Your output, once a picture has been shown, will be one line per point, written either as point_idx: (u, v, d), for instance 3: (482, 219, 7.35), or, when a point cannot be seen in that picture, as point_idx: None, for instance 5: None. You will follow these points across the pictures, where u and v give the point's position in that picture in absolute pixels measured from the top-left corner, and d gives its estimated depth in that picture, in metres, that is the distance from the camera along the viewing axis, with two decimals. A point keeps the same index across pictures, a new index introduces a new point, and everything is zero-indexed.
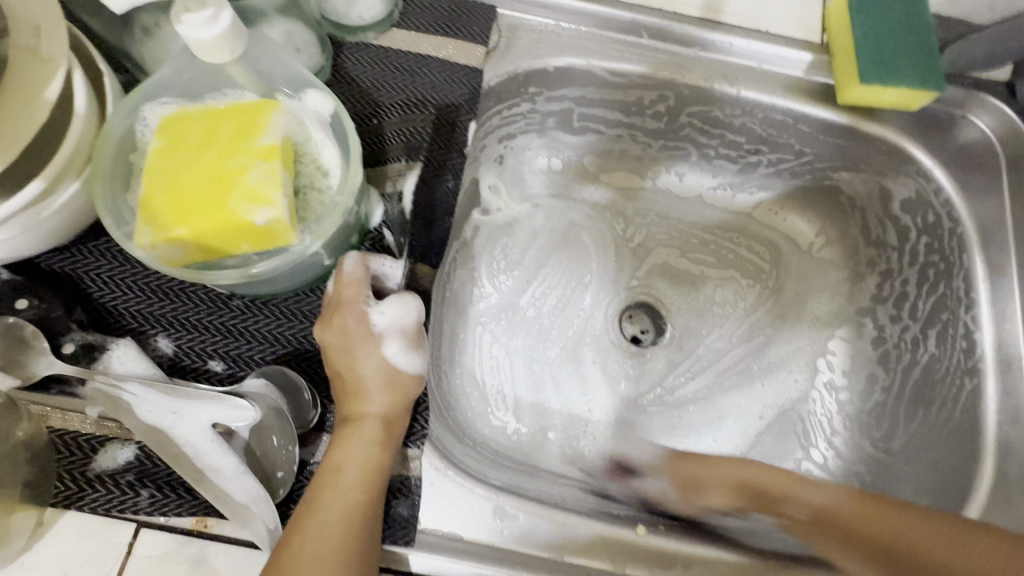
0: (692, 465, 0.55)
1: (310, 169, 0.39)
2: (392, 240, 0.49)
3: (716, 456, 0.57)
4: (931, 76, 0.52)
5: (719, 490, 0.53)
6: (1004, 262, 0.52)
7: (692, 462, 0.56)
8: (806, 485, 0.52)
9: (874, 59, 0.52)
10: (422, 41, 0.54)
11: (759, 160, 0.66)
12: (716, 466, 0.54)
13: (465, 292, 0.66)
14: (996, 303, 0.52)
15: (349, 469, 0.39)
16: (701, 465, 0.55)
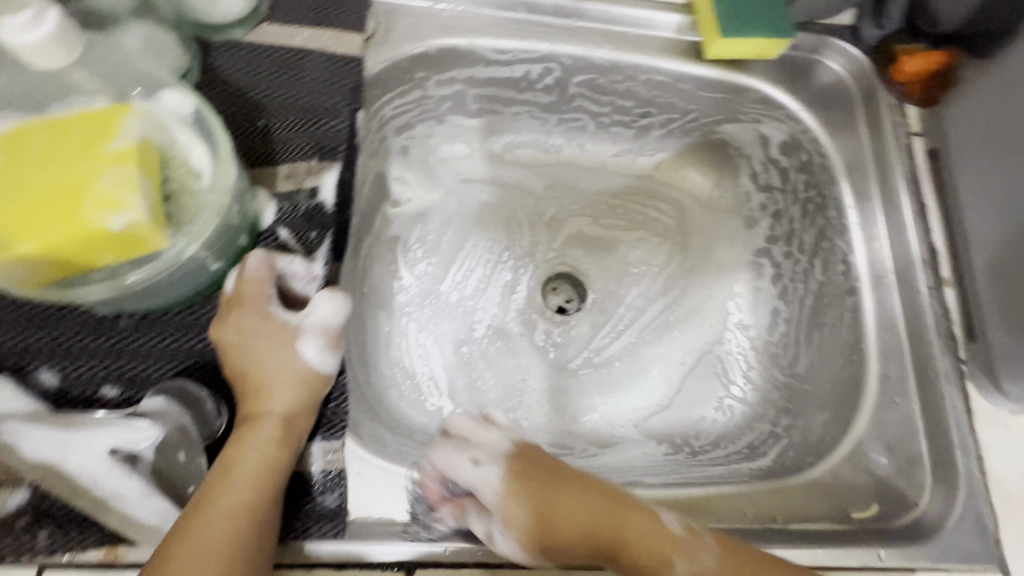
0: (543, 488, 0.42)
1: (179, 172, 0.38)
2: (291, 239, 0.46)
3: (535, 471, 0.43)
4: (783, 24, 0.56)
5: (561, 500, 0.41)
6: (867, 189, 0.58)
7: (528, 479, 0.42)
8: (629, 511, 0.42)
9: (730, 14, 0.56)
10: (296, 34, 0.53)
11: (650, 122, 0.69)
12: (579, 492, 0.42)
13: (386, 283, 0.66)
14: (865, 226, 0.57)
15: (243, 467, 0.37)
16: (546, 487, 0.42)
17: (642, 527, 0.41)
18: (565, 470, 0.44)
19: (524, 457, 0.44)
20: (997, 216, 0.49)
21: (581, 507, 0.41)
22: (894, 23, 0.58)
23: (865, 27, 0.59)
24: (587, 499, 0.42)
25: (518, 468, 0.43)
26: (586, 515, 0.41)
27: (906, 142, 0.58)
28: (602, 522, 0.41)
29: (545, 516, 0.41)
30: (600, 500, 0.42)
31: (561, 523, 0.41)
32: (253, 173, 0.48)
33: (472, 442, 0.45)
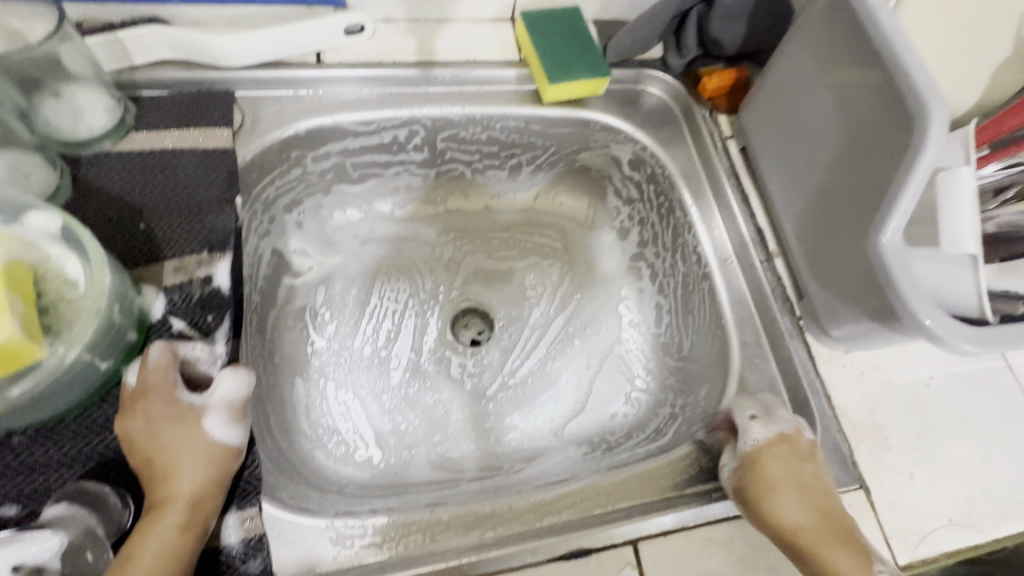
0: (791, 460, 0.50)
1: (56, 285, 0.41)
2: (186, 326, 0.49)
3: (800, 453, 0.51)
4: (598, 65, 0.66)
5: (787, 494, 0.48)
6: (700, 189, 0.68)
7: (789, 462, 0.50)
8: (803, 501, 0.48)
9: (553, 63, 0.65)
10: (165, 137, 0.57)
11: (518, 161, 0.77)
12: (807, 491, 0.49)
13: (300, 350, 0.69)
14: (705, 219, 0.67)
15: (142, 559, 0.38)
16: (787, 476, 0.49)
17: (839, 545, 0.46)
18: (814, 480, 0.49)
19: (803, 447, 0.51)
20: (792, 191, 0.59)
21: (812, 503, 0.48)
22: (692, 50, 0.69)
23: (670, 59, 0.71)
24: (817, 496, 0.48)
25: (798, 452, 0.50)
26: (811, 514, 0.47)
27: (722, 146, 0.69)
28: (833, 528, 0.47)
29: (771, 493, 0.48)
30: (821, 506, 0.48)
31: (783, 505, 0.48)
32: (138, 273, 0.50)
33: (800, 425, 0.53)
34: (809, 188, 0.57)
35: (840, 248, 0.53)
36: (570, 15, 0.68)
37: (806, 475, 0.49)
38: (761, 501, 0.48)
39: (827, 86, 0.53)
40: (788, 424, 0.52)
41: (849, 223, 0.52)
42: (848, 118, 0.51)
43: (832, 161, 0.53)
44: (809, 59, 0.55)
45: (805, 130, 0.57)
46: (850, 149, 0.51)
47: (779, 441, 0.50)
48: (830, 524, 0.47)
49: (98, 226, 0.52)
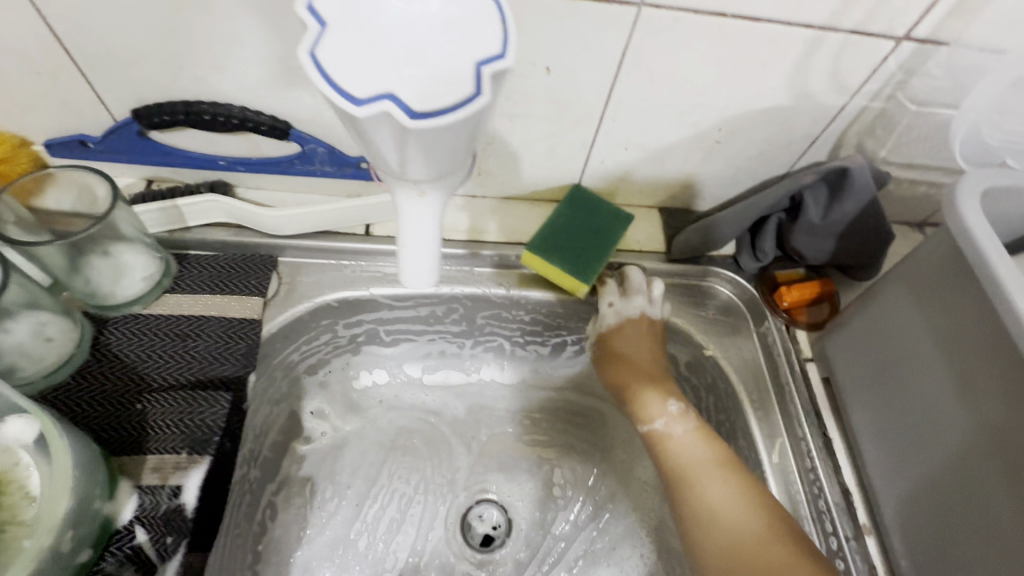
0: (632, 338, 0.62)
1: (15, 500, 0.37)
2: (147, 541, 0.43)
3: (642, 321, 0.62)
4: (581, 267, 0.60)
5: (626, 361, 0.62)
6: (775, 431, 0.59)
7: (636, 334, 0.62)
8: (635, 368, 0.61)
9: (546, 237, 0.61)
10: (196, 302, 0.55)
11: (562, 340, 0.69)
12: (645, 359, 0.62)
13: (292, 534, 0.61)
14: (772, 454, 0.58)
15: None
16: (636, 339, 0.63)
17: (658, 395, 0.60)
18: (643, 347, 0.63)
19: (645, 323, 0.63)
20: (885, 458, 0.53)
21: (646, 365, 0.62)
22: (770, 256, 0.62)
23: (745, 258, 0.64)
24: (647, 361, 0.62)
25: (645, 328, 0.62)
26: (639, 375, 0.61)
27: (801, 370, 0.60)
28: (656, 383, 0.60)
29: (618, 361, 0.62)
30: (651, 367, 0.62)
31: (621, 371, 0.62)
32: (119, 464, 0.45)
33: (650, 307, 0.62)
34: (913, 467, 0.51)
35: (953, 559, 0.47)
36: (620, 220, 0.61)
37: (639, 345, 0.62)
38: (607, 360, 0.64)
39: (950, 371, 0.48)
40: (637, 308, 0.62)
41: (971, 544, 0.45)
42: (977, 423, 0.45)
43: (954, 469, 0.47)
44: (933, 340, 0.49)
45: (909, 401, 0.51)
46: (976, 457, 0.45)
47: (631, 317, 0.62)
48: (648, 374, 0.61)
49: (98, 401, 0.48)
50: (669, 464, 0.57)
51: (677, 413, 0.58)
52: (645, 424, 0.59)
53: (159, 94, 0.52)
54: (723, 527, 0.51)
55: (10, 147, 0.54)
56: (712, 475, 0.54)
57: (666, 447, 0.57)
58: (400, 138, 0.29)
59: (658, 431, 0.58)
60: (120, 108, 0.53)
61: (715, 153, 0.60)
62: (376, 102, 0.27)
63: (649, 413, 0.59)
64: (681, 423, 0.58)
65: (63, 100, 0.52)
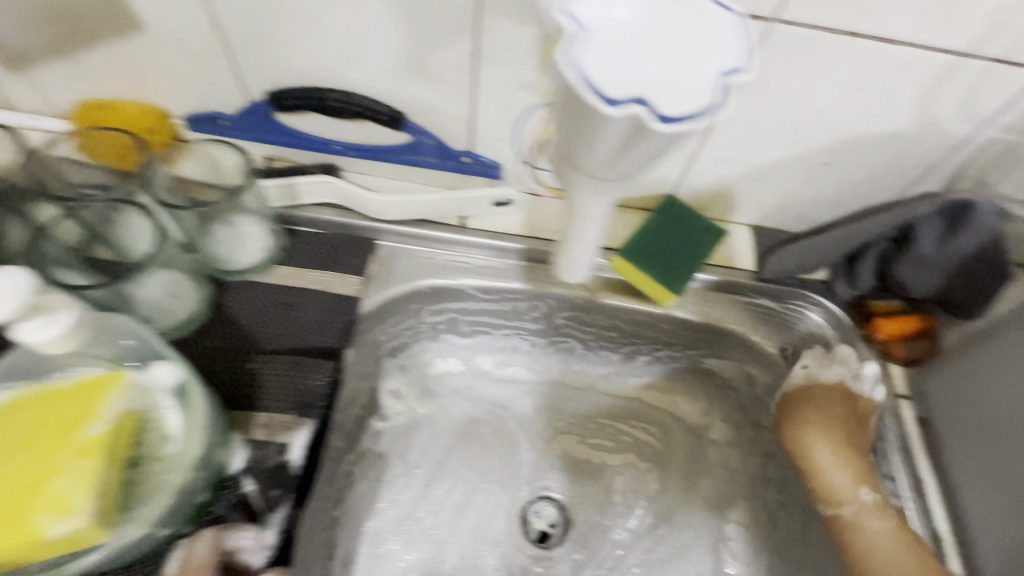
0: (826, 411, 0.58)
1: (154, 438, 0.40)
2: (255, 492, 0.46)
3: (837, 395, 0.59)
4: (671, 276, 0.59)
5: (817, 432, 0.58)
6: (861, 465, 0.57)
7: (824, 410, 0.58)
8: (827, 447, 0.57)
9: (637, 245, 0.61)
10: (303, 276, 0.59)
11: (636, 349, 0.70)
12: (833, 434, 0.57)
13: (364, 505, 0.63)
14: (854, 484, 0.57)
15: None
16: (823, 418, 0.58)
17: (851, 479, 0.55)
18: (845, 430, 0.57)
19: (847, 397, 0.59)
20: (985, 504, 0.52)
21: (835, 447, 0.56)
22: (868, 285, 0.60)
23: (837, 285, 0.62)
24: (844, 443, 0.57)
25: (837, 400, 0.59)
26: (833, 450, 0.56)
27: (893, 407, 0.59)
28: (853, 466, 0.55)
29: (801, 432, 0.58)
30: (847, 448, 0.56)
31: (810, 451, 0.57)
32: (231, 417, 0.49)
33: (854, 380, 0.59)
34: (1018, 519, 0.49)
35: None
36: (712, 234, 0.60)
37: (834, 418, 0.58)
38: (794, 434, 0.59)
39: None
40: (834, 375, 0.60)
41: None
42: None
43: None
44: None
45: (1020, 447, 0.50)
46: None
47: (824, 385, 0.60)
48: (850, 452, 0.56)
49: (215, 356, 0.52)
50: (853, 550, 0.53)
51: (875, 503, 0.53)
52: (829, 507, 0.55)
53: (293, 79, 0.55)
54: None
55: (156, 120, 0.59)
56: (908, 562, 0.50)
57: (854, 537, 0.53)
58: (627, 138, 0.31)
59: (847, 518, 0.54)
60: (256, 91, 0.57)
61: (821, 175, 0.59)
62: (629, 103, 0.29)
63: (836, 497, 0.55)
64: (881, 518, 0.52)
65: (207, 79, 0.56)
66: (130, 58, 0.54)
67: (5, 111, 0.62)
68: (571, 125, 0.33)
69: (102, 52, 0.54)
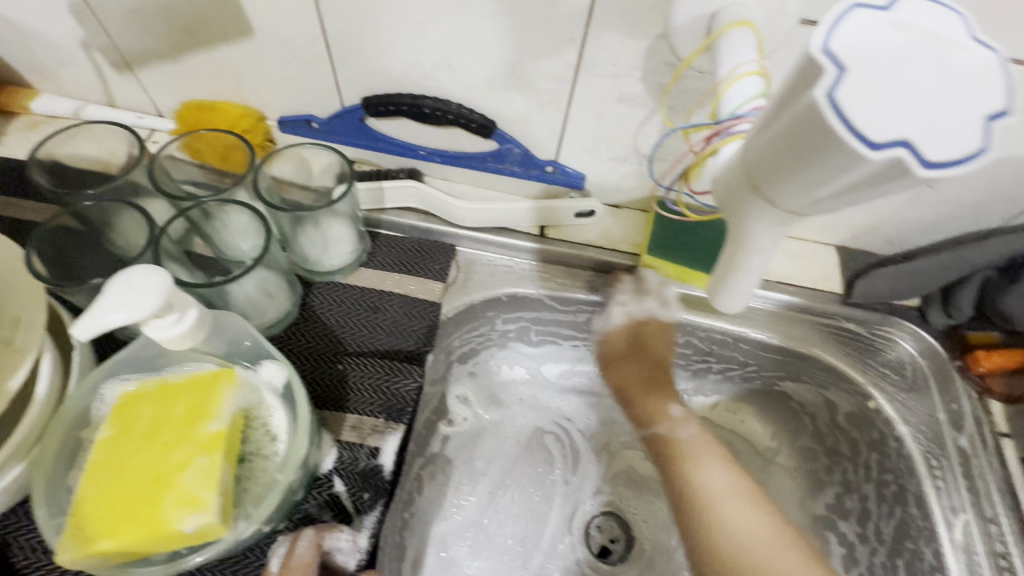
0: (665, 342, 0.61)
1: (259, 435, 0.41)
2: (344, 492, 0.47)
3: (664, 326, 0.62)
4: None
5: (644, 358, 0.61)
6: (957, 503, 0.54)
7: (660, 337, 0.61)
8: (650, 366, 0.60)
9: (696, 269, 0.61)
10: (387, 279, 0.59)
11: (707, 367, 0.68)
12: (648, 357, 0.61)
13: (432, 510, 0.64)
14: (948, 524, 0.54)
15: None
16: (663, 347, 0.61)
17: (661, 397, 0.58)
18: (656, 354, 0.61)
19: (661, 328, 0.62)
20: None
21: (654, 368, 0.60)
22: (966, 315, 0.57)
23: (932, 313, 0.59)
24: (658, 365, 0.60)
25: (621, 338, 0.62)
26: (654, 371, 0.60)
27: (994, 444, 0.55)
28: (661, 384, 0.59)
29: (626, 358, 0.61)
30: (657, 371, 0.60)
31: (639, 377, 0.60)
32: (321, 417, 0.50)
33: (662, 309, 0.62)
34: None
35: None
36: None
37: (653, 345, 0.61)
38: (615, 363, 0.61)
39: None
40: (647, 309, 0.62)
41: None
42: None
43: None
44: None
45: None
46: None
47: (614, 330, 0.63)
48: (657, 374, 0.60)
49: (304, 355, 0.54)
50: (667, 465, 0.55)
51: (683, 416, 0.57)
52: (648, 428, 0.58)
53: (389, 85, 0.56)
54: (741, 534, 0.49)
55: (252, 122, 0.61)
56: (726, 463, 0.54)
57: (673, 451, 0.55)
58: (860, 186, 0.24)
59: (660, 435, 0.57)
60: (350, 96, 0.58)
61: (922, 198, 0.56)
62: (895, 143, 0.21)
63: (652, 418, 0.58)
64: (691, 427, 0.56)
65: (307, 83, 0.57)
66: (236, 62, 0.56)
67: (112, 109, 0.65)
68: (780, 154, 0.26)
69: (211, 55, 0.56)
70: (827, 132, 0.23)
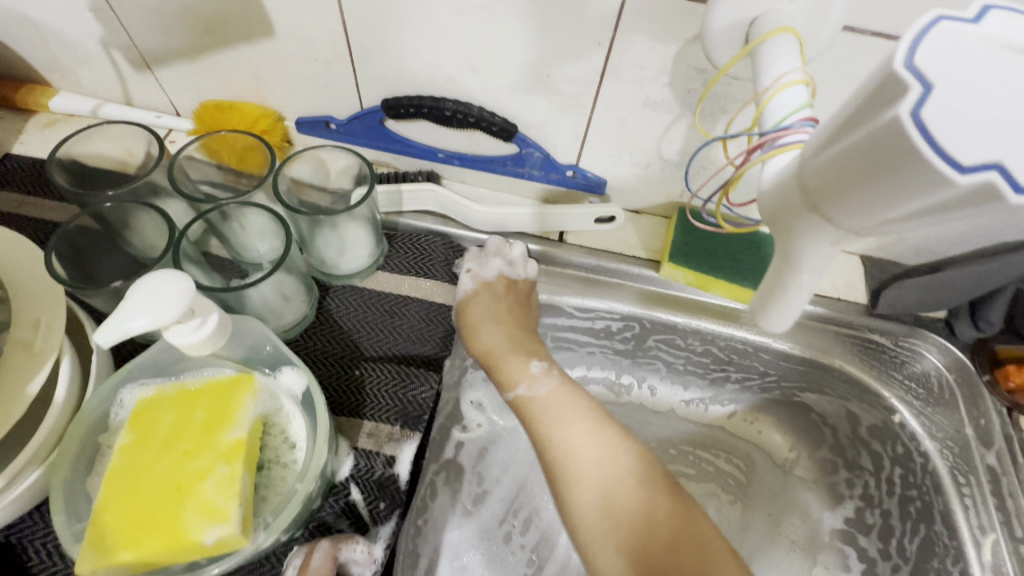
0: (479, 306, 0.60)
1: (277, 442, 0.40)
2: (361, 500, 0.46)
3: (507, 285, 0.61)
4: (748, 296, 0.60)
5: (488, 326, 0.59)
6: (985, 522, 0.53)
7: (492, 298, 0.60)
8: (489, 332, 0.59)
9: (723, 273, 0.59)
10: (403, 283, 0.58)
11: (725, 376, 0.67)
12: (502, 317, 0.60)
13: (445, 518, 0.62)
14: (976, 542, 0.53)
15: None
16: (490, 309, 0.60)
17: (517, 356, 0.57)
18: (505, 312, 0.60)
19: (508, 285, 0.61)
20: None
21: (495, 334, 0.58)
22: (995, 328, 0.56)
23: (961, 326, 0.58)
24: (495, 328, 0.59)
25: (500, 291, 0.60)
26: (499, 340, 0.59)
27: None
28: (518, 346, 0.58)
29: (467, 320, 0.59)
30: (516, 331, 0.60)
31: (490, 348, 0.58)
32: (337, 423, 0.50)
33: (510, 268, 0.61)
34: None
35: None
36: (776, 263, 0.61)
37: (507, 304, 0.61)
38: (466, 332, 0.60)
39: None
40: (518, 273, 0.62)
41: None
42: None
43: None
44: None
45: None
46: None
47: (488, 283, 0.61)
48: (517, 334, 0.59)
49: (321, 360, 0.53)
50: (530, 427, 0.54)
51: (539, 371, 0.56)
52: (510, 391, 0.56)
53: (409, 86, 0.55)
54: (606, 484, 0.49)
55: (270, 123, 0.60)
56: (597, 421, 0.52)
57: (529, 411, 0.54)
58: (938, 210, 0.23)
59: (522, 397, 0.55)
60: (370, 97, 0.57)
61: None
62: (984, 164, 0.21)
63: (513, 379, 0.56)
64: (546, 382, 0.55)
65: (326, 83, 0.57)
66: (255, 62, 0.56)
67: (129, 107, 0.64)
68: (849, 171, 0.25)
69: (230, 55, 0.55)
70: (908, 151, 0.22)
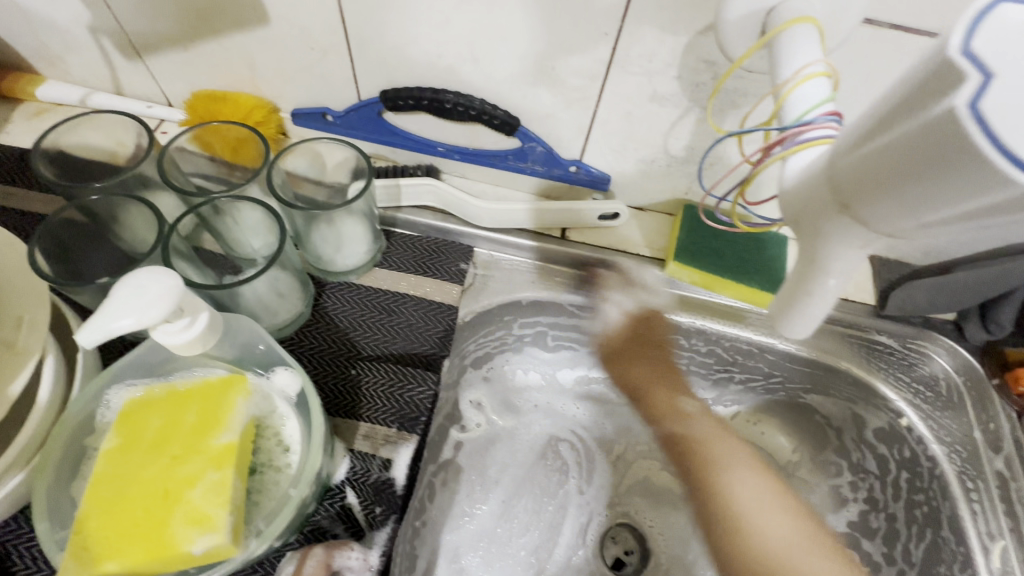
0: (643, 345, 0.63)
1: (270, 445, 0.38)
2: (357, 505, 0.45)
3: (654, 321, 0.62)
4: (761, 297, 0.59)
5: (641, 363, 0.62)
6: (993, 528, 0.53)
7: (633, 333, 0.63)
8: (636, 368, 0.62)
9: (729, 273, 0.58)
10: (402, 280, 0.57)
11: (729, 376, 0.66)
12: (644, 354, 0.62)
13: (443, 519, 0.61)
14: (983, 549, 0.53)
15: None
16: (636, 350, 0.63)
17: (667, 393, 0.61)
18: (652, 349, 0.62)
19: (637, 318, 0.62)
20: None
21: (655, 367, 0.62)
22: (1005, 331, 0.54)
23: (970, 328, 0.56)
24: (664, 362, 0.62)
25: (640, 331, 0.62)
26: (651, 372, 0.62)
27: None
28: (667, 380, 0.61)
29: (614, 359, 0.64)
30: (653, 368, 0.62)
31: (630, 382, 0.63)
32: (333, 423, 0.48)
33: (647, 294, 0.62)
34: None
35: None
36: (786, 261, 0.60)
37: (638, 339, 0.63)
38: (618, 366, 0.63)
39: None
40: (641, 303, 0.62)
41: None
42: None
43: None
44: None
45: None
46: None
47: (637, 316, 0.62)
48: (661, 370, 0.62)
49: (315, 359, 0.51)
50: (690, 461, 0.58)
51: (696, 409, 0.60)
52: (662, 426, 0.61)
53: (409, 78, 0.54)
54: (732, 508, 0.54)
55: (264, 114, 0.58)
56: (727, 442, 0.58)
57: (693, 446, 0.59)
58: (988, 212, 0.22)
59: (676, 432, 0.60)
60: (369, 89, 0.56)
61: None
62: None
63: (662, 413, 0.61)
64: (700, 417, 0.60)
65: (322, 74, 0.55)
66: (250, 51, 0.54)
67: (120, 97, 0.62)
68: (890, 167, 0.24)
69: (224, 43, 0.54)
70: (964, 147, 0.20)
